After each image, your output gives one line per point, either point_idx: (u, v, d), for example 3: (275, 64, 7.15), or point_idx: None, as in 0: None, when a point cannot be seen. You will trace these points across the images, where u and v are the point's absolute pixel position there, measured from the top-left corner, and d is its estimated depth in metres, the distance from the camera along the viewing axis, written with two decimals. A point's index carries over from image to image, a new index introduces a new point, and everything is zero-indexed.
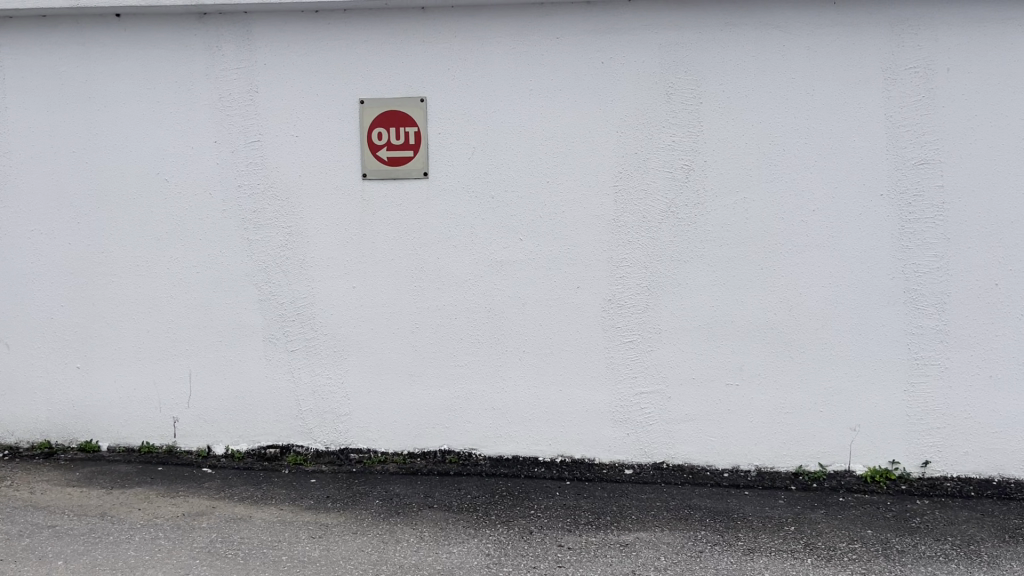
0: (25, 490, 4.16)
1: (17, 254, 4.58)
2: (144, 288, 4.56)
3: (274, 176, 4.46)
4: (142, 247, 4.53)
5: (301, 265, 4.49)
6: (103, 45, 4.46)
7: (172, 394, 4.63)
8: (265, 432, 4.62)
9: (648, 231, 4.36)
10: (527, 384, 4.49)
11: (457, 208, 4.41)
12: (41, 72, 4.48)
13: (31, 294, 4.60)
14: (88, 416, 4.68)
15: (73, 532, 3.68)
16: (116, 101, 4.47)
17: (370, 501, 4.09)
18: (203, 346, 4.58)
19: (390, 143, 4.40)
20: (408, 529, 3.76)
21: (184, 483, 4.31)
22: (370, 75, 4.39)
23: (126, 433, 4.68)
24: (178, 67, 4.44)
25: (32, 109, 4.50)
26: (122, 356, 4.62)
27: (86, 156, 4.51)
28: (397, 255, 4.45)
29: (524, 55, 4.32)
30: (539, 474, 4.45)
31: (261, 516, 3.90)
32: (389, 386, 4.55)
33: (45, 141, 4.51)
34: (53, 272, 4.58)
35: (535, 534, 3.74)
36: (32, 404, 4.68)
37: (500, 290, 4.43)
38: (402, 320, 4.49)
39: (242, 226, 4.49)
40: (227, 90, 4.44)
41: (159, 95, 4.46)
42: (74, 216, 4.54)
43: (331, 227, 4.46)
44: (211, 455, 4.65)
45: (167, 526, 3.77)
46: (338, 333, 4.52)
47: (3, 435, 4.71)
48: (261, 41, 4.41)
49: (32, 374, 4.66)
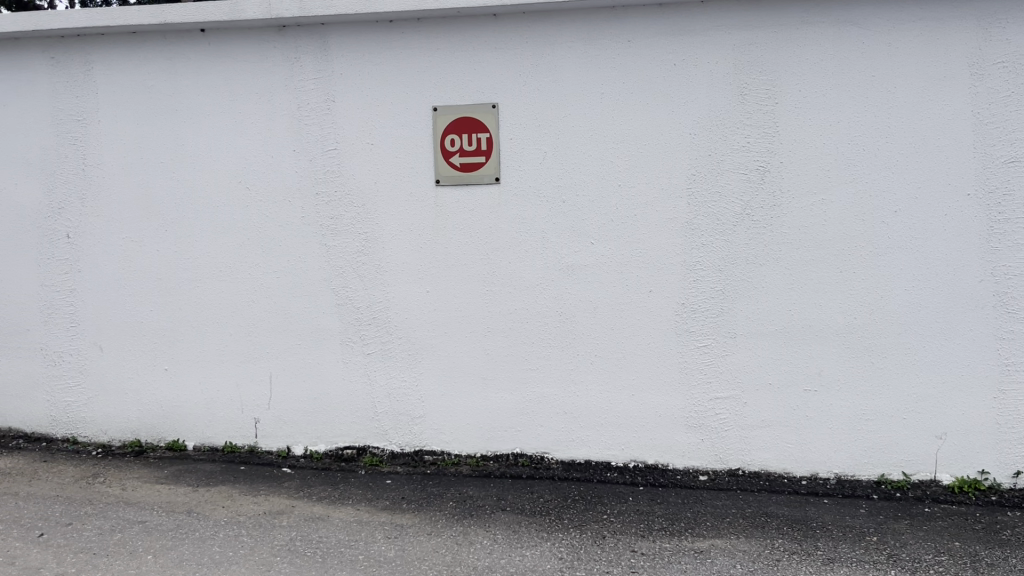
0: (117, 486, 4.35)
1: (110, 260, 4.80)
2: (227, 293, 4.71)
3: (350, 183, 4.56)
4: (225, 254, 4.69)
5: (376, 271, 4.59)
6: (188, 59, 4.63)
7: (254, 395, 4.77)
8: (342, 433, 4.72)
9: (722, 235, 4.30)
10: (600, 388, 4.48)
11: (529, 213, 4.43)
12: (131, 87, 4.69)
13: (122, 299, 4.81)
14: (175, 417, 4.86)
15: (162, 527, 3.84)
16: (201, 113, 4.64)
17: (443, 503, 4.13)
18: (283, 350, 4.71)
19: (462, 149, 4.44)
20: (481, 531, 3.80)
21: (265, 482, 4.44)
22: (443, 83, 4.45)
23: (210, 433, 4.84)
24: (258, 78, 4.58)
25: (124, 123, 4.72)
26: (207, 359, 4.79)
27: (173, 167, 4.69)
28: (469, 260, 4.50)
29: (596, 59, 4.32)
30: (612, 478, 4.43)
31: (339, 515, 3.99)
32: (462, 389, 4.60)
33: (135, 153, 4.72)
34: (143, 278, 4.78)
35: (609, 538, 3.72)
36: (123, 404, 4.89)
37: (571, 294, 4.44)
38: (475, 324, 4.53)
39: (319, 233, 4.61)
40: (305, 101, 4.57)
41: (241, 107, 4.61)
42: (161, 224, 4.73)
43: (405, 233, 4.54)
44: (291, 455, 4.78)
45: (249, 524, 3.89)
46: (412, 337, 4.59)
47: (96, 434, 4.94)
48: (337, 51, 4.52)
49: (123, 376, 4.88)
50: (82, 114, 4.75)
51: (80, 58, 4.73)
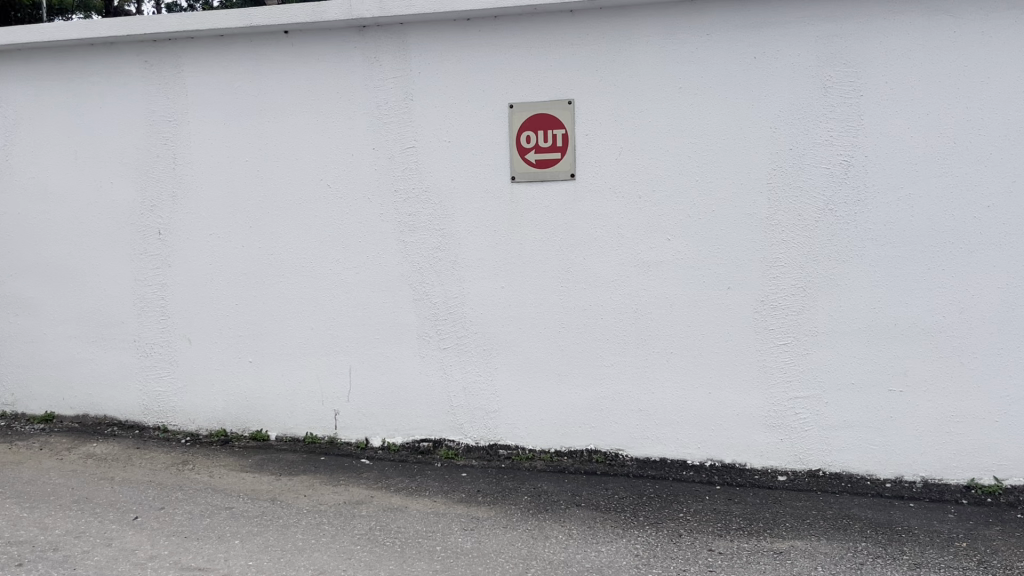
0: (205, 473, 4.51)
1: (198, 256, 4.98)
2: (309, 288, 4.84)
3: (427, 180, 4.63)
4: (307, 249, 4.81)
5: (452, 266, 4.65)
6: (271, 60, 4.76)
7: (334, 388, 4.89)
8: (418, 426, 4.80)
9: (803, 231, 4.22)
10: (676, 386, 4.45)
11: (605, 209, 4.42)
12: (218, 88, 4.86)
13: (210, 293, 4.99)
14: (259, 407, 5.02)
15: (248, 514, 3.97)
16: (284, 112, 4.77)
17: (518, 497, 4.17)
18: (362, 343, 4.81)
19: (538, 145, 4.46)
20: (556, 526, 3.82)
21: (345, 473, 4.55)
22: (520, 80, 4.47)
23: (292, 424, 4.98)
24: (339, 78, 4.69)
25: (211, 123, 4.89)
26: (289, 351, 4.93)
27: (257, 165, 4.84)
28: (545, 256, 4.52)
29: (674, 54, 4.28)
30: (688, 477, 4.40)
31: (416, 506, 4.07)
32: (537, 384, 4.62)
33: (223, 152, 4.88)
34: (229, 273, 4.95)
35: (685, 537, 3.69)
36: (210, 394, 5.08)
37: (647, 291, 4.41)
38: (550, 320, 4.55)
39: (398, 229, 4.69)
40: (385, 100, 4.65)
41: (322, 106, 4.72)
42: (246, 221, 4.88)
43: (481, 229, 4.58)
44: (369, 447, 4.88)
45: (331, 513, 4.00)
46: (488, 332, 4.64)
47: (185, 422, 5.13)
48: (415, 50, 4.59)
49: (210, 367, 5.06)
50: (172, 115, 4.94)
51: (170, 61, 4.92)
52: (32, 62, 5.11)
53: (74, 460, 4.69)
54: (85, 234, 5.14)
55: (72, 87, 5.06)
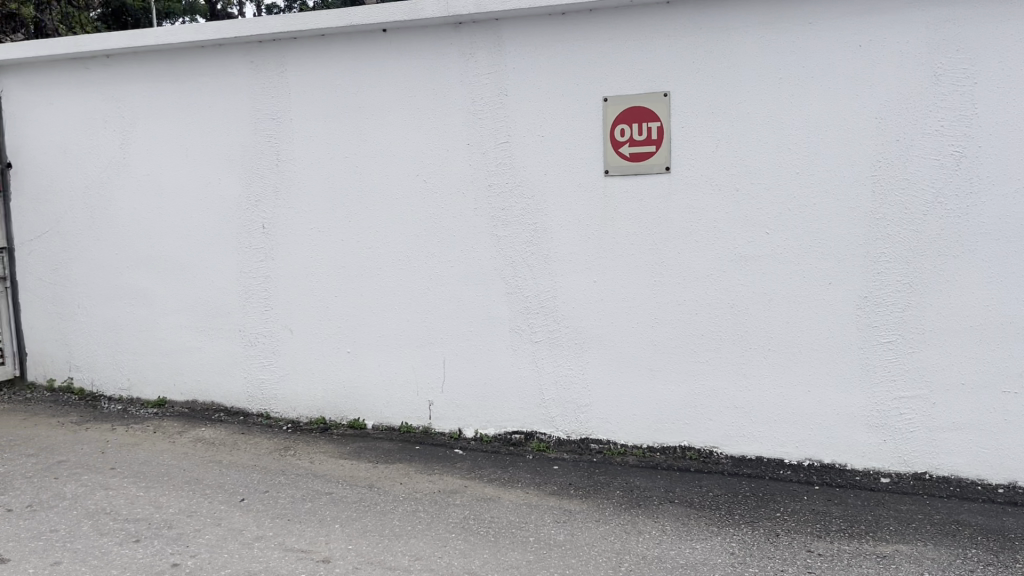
0: (305, 459, 4.67)
1: (300, 249, 5.15)
2: (405, 281, 4.94)
3: (521, 175, 4.67)
4: (403, 243, 4.91)
5: (545, 260, 4.67)
6: (370, 58, 4.88)
7: (428, 379, 4.99)
8: (510, 419, 4.85)
9: (911, 225, 4.06)
10: (773, 383, 4.36)
11: (701, 202, 4.36)
12: (320, 86, 5.01)
13: (310, 285, 5.16)
14: (356, 397, 5.16)
15: (347, 499, 4.10)
16: (382, 109, 4.88)
17: (611, 491, 4.16)
18: (456, 336, 4.89)
19: (632, 139, 4.43)
20: (649, 521, 3.80)
21: (439, 462, 4.63)
22: (615, 74, 4.45)
23: (388, 414, 5.11)
24: (435, 74, 4.76)
25: (313, 121, 5.04)
26: (385, 343, 5.04)
27: (356, 160, 4.97)
28: (638, 250, 4.49)
29: (773, 43, 4.19)
30: (785, 476, 4.31)
31: (509, 497, 4.11)
32: (629, 379, 4.60)
33: (324, 148, 5.03)
34: (328, 266, 5.10)
35: (783, 537, 3.62)
36: (310, 383, 5.25)
37: (744, 285, 4.33)
38: (643, 315, 4.52)
39: (491, 224, 4.74)
40: (480, 95, 4.70)
41: (419, 102, 4.81)
42: (345, 215, 5.02)
43: (575, 223, 4.59)
44: (462, 438, 4.95)
45: (426, 501, 4.08)
46: (581, 326, 4.64)
47: (287, 410, 5.32)
48: (511, 46, 4.62)
49: (310, 357, 5.23)
50: (277, 113, 5.12)
51: (275, 61, 5.09)
52: (148, 64, 5.38)
53: (184, 444, 4.93)
54: (195, 229, 5.39)
55: (184, 88, 5.30)
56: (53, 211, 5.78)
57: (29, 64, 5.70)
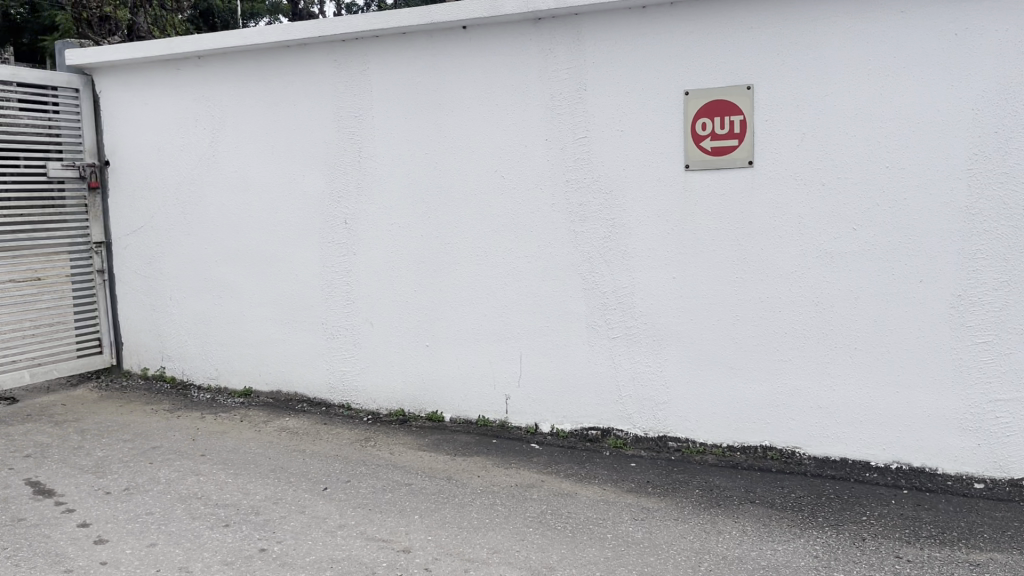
0: (385, 450, 4.76)
1: (380, 244, 5.24)
2: (483, 276, 4.98)
3: (600, 170, 4.64)
4: (481, 238, 4.95)
5: (623, 256, 4.64)
6: (451, 55, 4.92)
7: (505, 373, 5.02)
8: (587, 415, 4.84)
9: (1010, 221, 3.90)
10: (859, 383, 4.24)
11: (785, 197, 4.27)
12: (401, 84, 5.08)
13: (390, 280, 5.25)
14: (434, 390, 5.23)
15: (426, 490, 4.16)
16: (461, 105, 4.92)
17: (689, 489, 4.12)
18: (533, 331, 4.90)
19: (714, 133, 4.36)
20: (729, 522, 3.75)
21: (516, 456, 4.66)
22: (696, 67, 4.39)
23: (465, 407, 5.16)
24: (514, 70, 4.78)
25: (394, 118, 5.12)
26: (463, 337, 5.09)
27: (435, 156, 5.03)
28: (719, 246, 4.42)
29: (862, 33, 4.06)
30: (871, 479, 4.19)
31: (586, 493, 4.11)
32: (709, 377, 4.54)
33: (404, 145, 5.11)
34: (408, 261, 5.18)
35: (869, 541, 3.52)
36: (390, 376, 5.34)
37: (830, 283, 4.22)
38: (724, 312, 4.45)
39: (569, 219, 4.73)
40: (559, 90, 4.69)
41: (498, 98, 4.83)
42: (425, 210, 5.09)
43: (654, 218, 4.54)
44: (539, 433, 4.97)
45: (504, 494, 4.11)
46: (660, 322, 4.60)
47: (367, 402, 5.43)
48: (591, 40, 4.60)
49: (390, 350, 5.32)
50: (358, 111, 5.22)
51: (357, 59, 5.19)
52: (236, 64, 5.55)
53: (270, 432, 5.08)
54: (279, 224, 5.54)
55: (270, 87, 5.45)
56: (147, 207, 6.03)
57: (125, 66, 5.94)
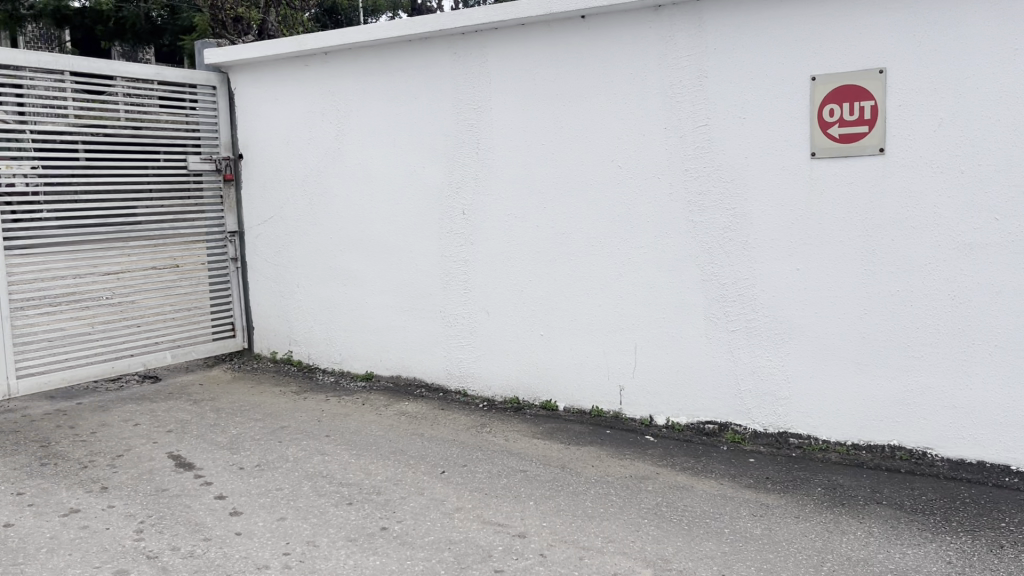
0: (500, 437, 4.83)
1: (497, 234, 5.31)
2: (598, 266, 4.97)
3: (720, 159, 4.55)
4: (597, 229, 4.94)
5: (744, 247, 4.53)
6: (569, 45, 4.92)
7: (620, 364, 4.99)
8: (704, 408, 4.76)
9: None
10: (998, 383, 4.00)
11: (920, 185, 4.07)
12: (520, 74, 5.12)
13: (506, 269, 5.31)
14: (549, 379, 5.26)
15: (541, 477, 4.21)
16: (579, 95, 4.92)
17: (811, 487, 4.00)
18: (649, 322, 4.85)
19: (843, 119, 4.21)
20: (854, 522, 3.62)
21: (631, 447, 4.64)
22: (825, 50, 4.23)
23: (579, 397, 5.17)
24: (634, 58, 4.73)
25: (512, 108, 5.17)
26: (578, 327, 5.10)
27: (552, 146, 5.05)
28: (847, 237, 4.26)
29: (1009, 10, 3.82)
30: (1012, 485, 3.95)
31: (703, 487, 4.05)
32: (833, 373, 4.38)
33: (522, 135, 5.15)
34: (524, 249, 5.22)
35: (1008, 549, 3.33)
36: (505, 364, 5.41)
37: (968, 276, 4.00)
38: (850, 305, 4.29)
39: (688, 209, 4.66)
40: (679, 78, 4.62)
41: (616, 87, 4.80)
42: (542, 201, 5.12)
43: (777, 208, 4.42)
44: (654, 425, 4.92)
45: (618, 484, 4.11)
46: (781, 315, 4.47)
47: (483, 389, 5.53)
48: (712, 26, 4.51)
49: (506, 339, 5.39)
50: (478, 103, 5.30)
51: (477, 51, 5.26)
52: (360, 59, 5.73)
53: (390, 416, 5.24)
54: (400, 214, 5.69)
55: (393, 80, 5.61)
56: (277, 197, 6.31)
57: (258, 63, 6.23)
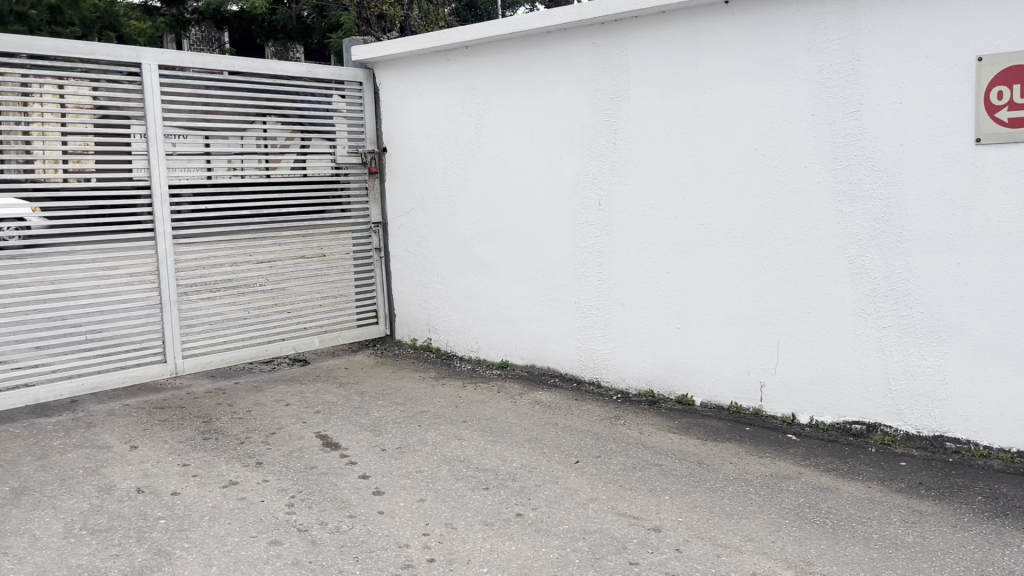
0: (635, 429, 4.80)
1: (634, 225, 5.27)
2: (738, 258, 4.84)
3: (873, 146, 4.33)
4: (738, 221, 4.81)
5: (897, 239, 4.29)
6: (711, 31, 4.81)
7: (760, 360, 4.84)
8: (850, 408, 4.56)
9: None
10: None
11: None
12: (659, 63, 5.05)
13: (643, 260, 5.25)
14: (685, 373, 5.18)
15: (676, 472, 4.15)
16: (721, 82, 4.80)
17: (970, 495, 3.75)
18: (793, 316, 4.68)
19: (1012, 102, 3.93)
20: (1019, 535, 3.37)
21: (771, 445, 4.50)
22: (992, 29, 3.95)
23: (717, 392, 5.06)
24: (779, 43, 4.57)
25: (651, 98, 5.10)
26: (716, 321, 4.99)
27: (691, 136, 4.95)
28: (1015, 229, 3.96)
29: None
30: None
31: (849, 489, 3.88)
32: (997, 375, 4.08)
33: (660, 125, 5.08)
34: (662, 241, 5.15)
35: None
36: (640, 357, 5.36)
37: None
38: (1018, 303, 3.98)
39: (837, 200, 4.45)
40: (828, 63, 4.43)
41: (760, 73, 4.65)
42: (680, 191, 5.03)
43: (936, 198, 4.16)
44: (796, 423, 4.76)
45: (758, 483, 4.00)
46: (938, 312, 4.21)
47: (617, 381, 5.50)
48: (865, 6, 4.29)
49: (641, 331, 5.33)
50: (616, 93, 5.26)
51: (616, 40, 5.22)
52: (500, 52, 5.81)
53: (525, 404, 5.30)
54: (537, 205, 5.74)
55: (532, 72, 5.65)
56: (418, 190, 6.50)
57: (402, 58, 6.43)
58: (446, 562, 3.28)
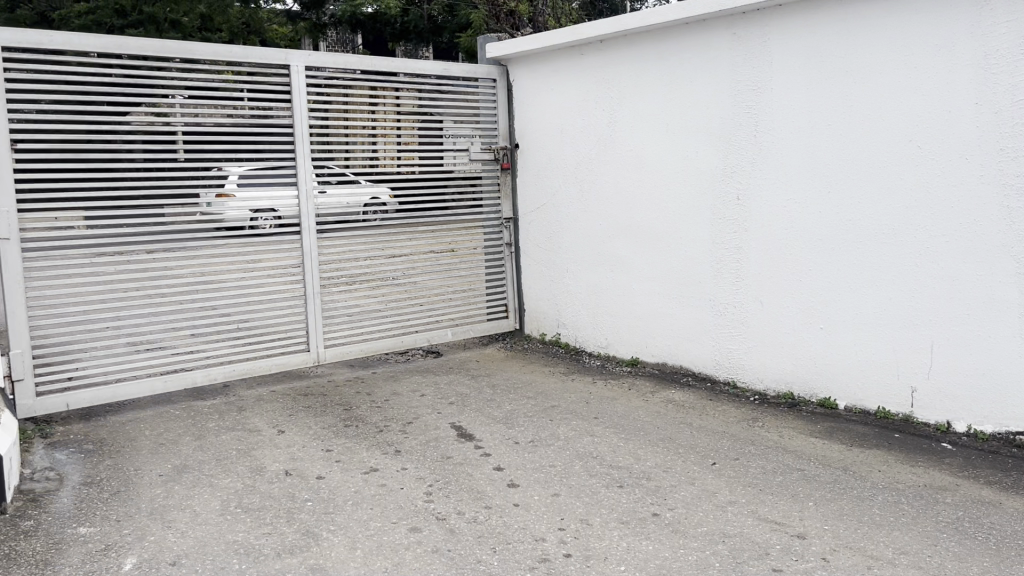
0: (774, 432, 4.65)
1: (776, 221, 5.09)
2: (889, 256, 4.59)
3: None
4: (890, 216, 4.56)
5: None
6: (863, 17, 4.58)
7: (912, 363, 4.58)
8: (1014, 418, 4.24)
9: None
10: None
11: None
12: (805, 53, 4.85)
13: (785, 257, 5.07)
14: (829, 376, 4.97)
15: (821, 478, 3.99)
16: (874, 71, 4.56)
17: None
18: (950, 318, 4.40)
19: None
20: None
21: (924, 454, 4.25)
22: None
23: (863, 396, 4.83)
24: (939, 28, 4.30)
25: (796, 89, 4.92)
26: (864, 321, 4.76)
27: (839, 127, 4.74)
28: None
29: None
30: None
31: (1014, 505, 3.62)
32: None
33: (804, 117, 4.89)
34: (805, 237, 4.95)
35: None
36: (779, 358, 5.18)
37: None
38: None
39: (1002, 194, 4.15)
40: (994, 47, 4.13)
41: (917, 61, 4.39)
42: (826, 185, 4.83)
43: None
44: (951, 432, 4.47)
45: (911, 493, 3.78)
46: None
47: (754, 381, 5.34)
48: None
49: (781, 331, 5.15)
50: (758, 84, 5.10)
51: (759, 30, 5.06)
52: (635, 46, 5.73)
53: (657, 402, 5.23)
54: (671, 201, 5.64)
55: (669, 65, 5.55)
56: (550, 185, 6.51)
57: (536, 54, 6.46)
58: (583, 558, 3.27)
